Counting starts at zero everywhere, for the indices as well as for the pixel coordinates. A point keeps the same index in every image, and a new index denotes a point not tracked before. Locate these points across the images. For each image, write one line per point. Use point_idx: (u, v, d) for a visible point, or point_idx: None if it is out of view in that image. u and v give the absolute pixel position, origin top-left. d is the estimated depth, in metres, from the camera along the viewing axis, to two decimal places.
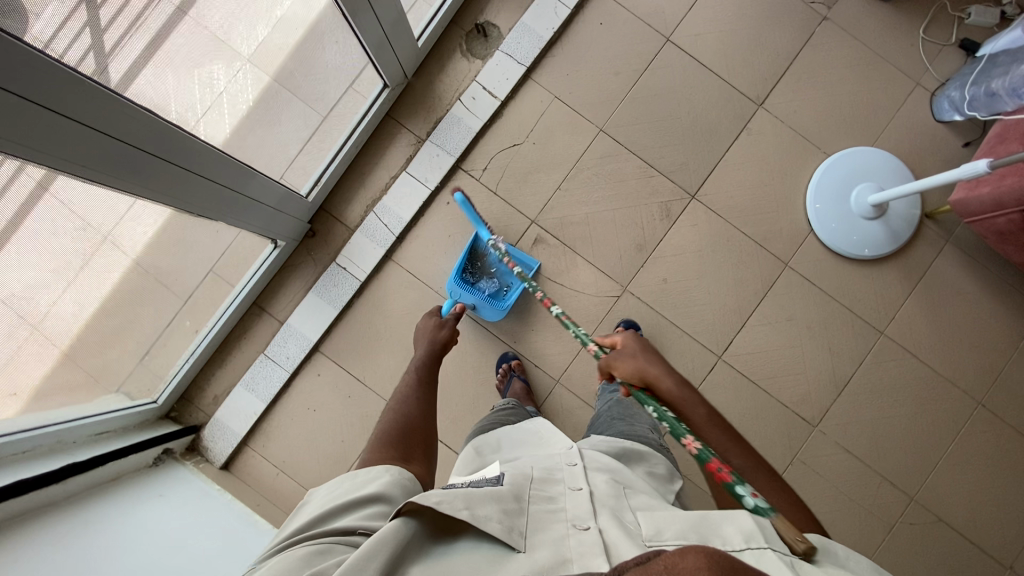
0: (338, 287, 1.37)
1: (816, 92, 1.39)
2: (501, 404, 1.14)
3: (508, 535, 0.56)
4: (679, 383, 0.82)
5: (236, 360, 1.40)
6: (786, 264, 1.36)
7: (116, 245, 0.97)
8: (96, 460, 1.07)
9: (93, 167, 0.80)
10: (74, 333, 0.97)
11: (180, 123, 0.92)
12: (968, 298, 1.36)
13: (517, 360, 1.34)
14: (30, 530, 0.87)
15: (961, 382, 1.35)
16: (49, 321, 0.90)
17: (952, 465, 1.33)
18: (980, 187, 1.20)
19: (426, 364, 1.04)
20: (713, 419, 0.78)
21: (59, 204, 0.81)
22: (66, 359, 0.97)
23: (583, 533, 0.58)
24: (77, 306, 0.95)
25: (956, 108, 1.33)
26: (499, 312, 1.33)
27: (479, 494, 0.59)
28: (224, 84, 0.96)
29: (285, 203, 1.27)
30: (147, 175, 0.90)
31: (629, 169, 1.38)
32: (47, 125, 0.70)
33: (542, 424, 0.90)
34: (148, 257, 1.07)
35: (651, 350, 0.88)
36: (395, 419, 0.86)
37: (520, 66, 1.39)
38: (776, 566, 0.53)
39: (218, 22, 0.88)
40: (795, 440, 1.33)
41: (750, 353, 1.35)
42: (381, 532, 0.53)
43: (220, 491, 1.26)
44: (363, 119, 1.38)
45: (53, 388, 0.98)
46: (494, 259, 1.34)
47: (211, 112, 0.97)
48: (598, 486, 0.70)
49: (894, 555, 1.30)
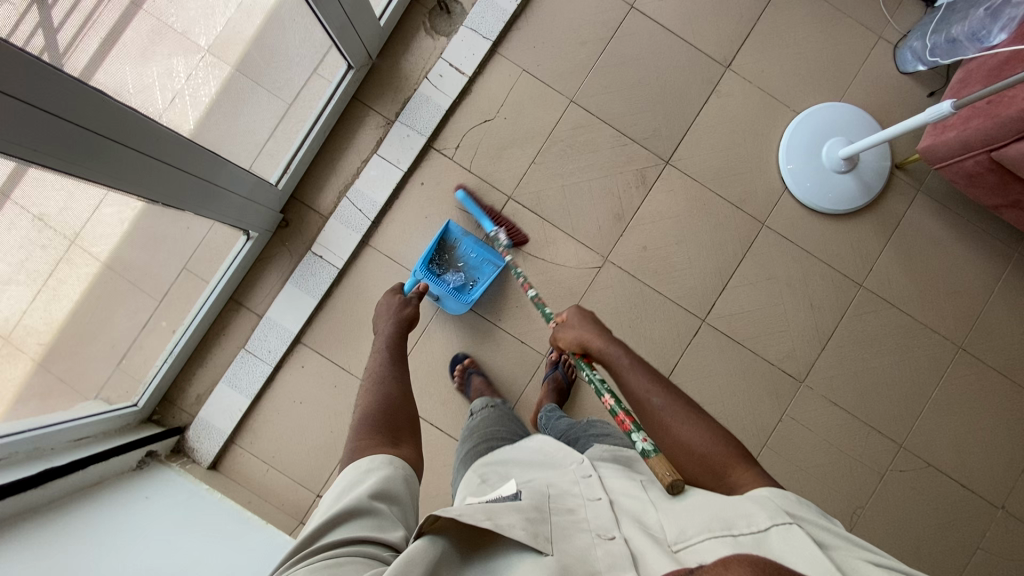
0: (316, 277, 1.35)
1: (781, 51, 1.40)
2: (477, 405, 1.13)
3: (535, 540, 0.56)
4: (608, 342, 0.87)
5: (217, 357, 1.37)
6: (763, 224, 1.37)
7: (84, 249, 0.93)
8: (76, 465, 1.04)
9: (58, 157, 0.77)
10: (48, 338, 0.93)
11: (141, 107, 0.88)
12: (944, 246, 1.38)
13: (469, 358, 1.33)
14: (12, 540, 0.84)
15: (942, 329, 1.37)
16: (21, 331, 0.86)
17: (939, 410, 1.35)
18: (946, 131, 1.21)
19: (395, 341, 1.02)
20: (637, 365, 0.83)
21: (24, 211, 0.77)
22: (41, 367, 0.94)
23: (609, 543, 0.59)
24: (48, 311, 0.91)
25: (918, 58, 1.35)
26: (462, 306, 1.31)
27: (501, 507, 0.60)
28: (184, 74, 0.93)
29: (256, 192, 1.24)
30: (112, 166, 0.87)
31: (602, 139, 1.37)
32: (6, 114, 0.67)
33: (541, 439, 0.82)
34: (119, 256, 1.03)
35: (586, 311, 0.94)
36: (384, 394, 0.86)
37: (485, 40, 1.37)
38: (803, 543, 0.56)
39: (175, 12, 0.85)
40: (782, 397, 1.34)
41: (733, 314, 1.35)
42: (410, 553, 0.52)
43: (209, 491, 1.23)
44: (328, 103, 1.35)
45: (29, 397, 0.95)
46: (463, 251, 1.34)
47: (175, 106, 0.95)
48: (618, 492, 0.69)
49: (887, 503, 1.32)
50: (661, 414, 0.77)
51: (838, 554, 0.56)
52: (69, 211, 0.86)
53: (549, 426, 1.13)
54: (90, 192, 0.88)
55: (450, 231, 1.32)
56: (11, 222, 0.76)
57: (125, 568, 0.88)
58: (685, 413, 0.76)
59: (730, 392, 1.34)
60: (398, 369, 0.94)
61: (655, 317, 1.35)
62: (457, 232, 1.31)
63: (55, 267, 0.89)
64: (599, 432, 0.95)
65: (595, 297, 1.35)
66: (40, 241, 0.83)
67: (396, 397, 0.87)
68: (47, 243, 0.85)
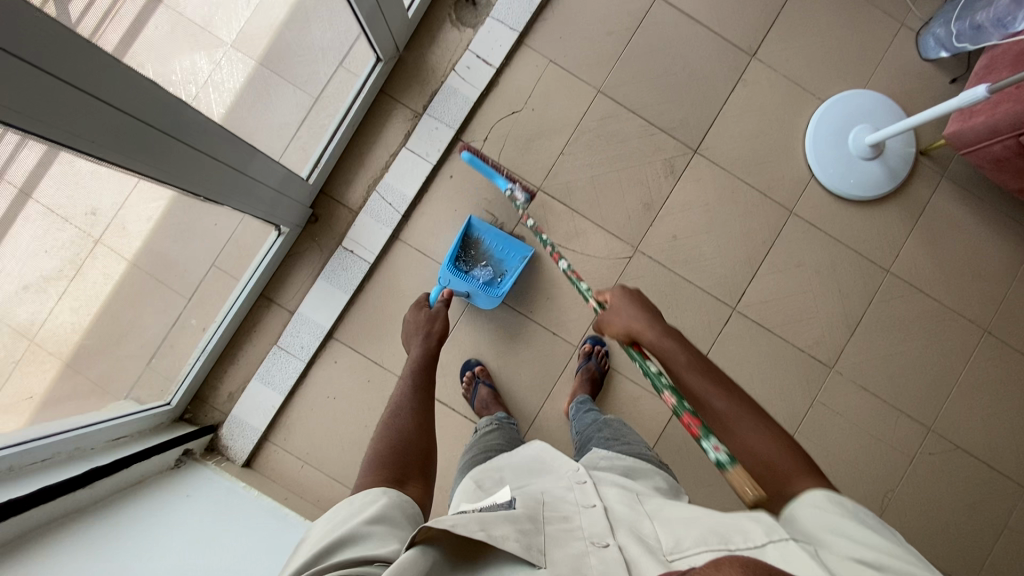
0: (347, 271, 1.34)
1: (807, 39, 1.40)
2: (481, 422, 1.14)
3: (528, 552, 0.57)
4: (659, 333, 0.82)
5: (249, 354, 1.36)
6: (791, 212, 1.38)
7: (108, 247, 0.90)
8: (117, 464, 1.03)
9: (114, 151, 0.79)
10: (73, 341, 0.90)
11: (180, 93, 0.86)
12: (968, 230, 1.39)
13: (480, 365, 1.33)
14: (51, 543, 0.82)
15: (967, 313, 1.38)
16: (43, 332, 0.83)
17: (966, 393, 1.37)
18: (974, 117, 1.22)
19: (424, 358, 1.04)
20: (694, 364, 0.78)
21: (46, 210, 0.74)
22: (66, 369, 0.91)
23: (603, 550, 0.59)
24: (75, 313, 0.88)
25: (942, 45, 1.36)
26: (493, 300, 1.29)
27: (494, 516, 0.60)
28: (208, 70, 0.89)
29: (287, 185, 1.23)
30: (160, 152, 0.87)
31: (630, 129, 1.37)
32: (48, 99, 0.65)
33: (542, 448, 0.88)
34: (144, 255, 1.00)
35: (633, 299, 0.89)
36: (398, 427, 0.83)
37: (512, 31, 1.37)
38: (797, 556, 0.53)
39: (200, 9, 0.82)
40: (813, 382, 1.36)
41: (763, 302, 1.36)
42: (402, 561, 0.52)
43: (246, 488, 1.22)
44: (357, 97, 1.34)
45: (57, 399, 0.92)
46: (488, 245, 1.33)
47: (202, 97, 0.92)
48: (611, 501, 0.71)
49: (916, 485, 1.34)
50: (724, 418, 0.73)
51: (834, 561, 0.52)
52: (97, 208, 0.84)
53: (578, 420, 1.15)
54: (120, 185, 0.86)
55: (473, 227, 1.31)
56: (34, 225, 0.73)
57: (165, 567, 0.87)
58: (751, 418, 0.71)
59: (762, 378, 1.35)
60: (418, 399, 0.92)
61: (686, 306, 1.36)
62: (481, 227, 1.31)
63: (83, 266, 0.86)
64: (608, 435, 1.01)
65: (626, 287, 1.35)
66: (65, 239, 0.80)
67: (411, 429, 0.83)
68: (75, 241, 0.82)
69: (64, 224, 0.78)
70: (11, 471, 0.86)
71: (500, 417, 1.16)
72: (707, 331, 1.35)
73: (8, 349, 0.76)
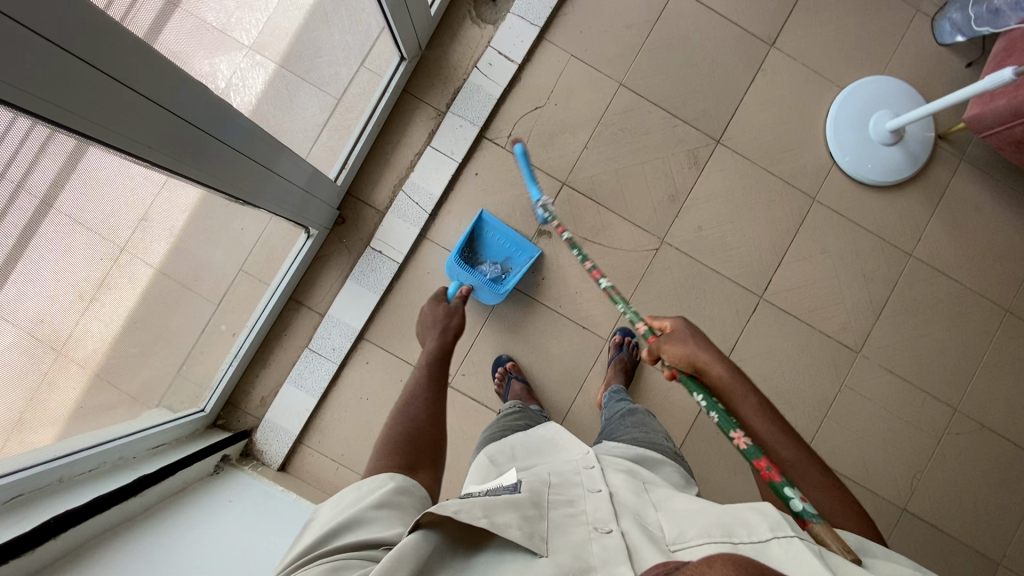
0: (376, 272, 1.35)
1: (826, 28, 1.42)
2: (505, 408, 1.12)
3: (530, 540, 0.55)
4: (731, 371, 0.78)
5: (281, 358, 1.36)
6: (814, 199, 1.39)
7: (135, 257, 0.86)
8: (161, 472, 1.03)
9: (165, 155, 0.77)
10: (102, 353, 0.86)
11: (211, 83, 0.81)
12: (987, 212, 1.41)
13: (511, 362, 1.33)
14: (106, 554, 0.81)
15: (989, 294, 1.40)
16: (73, 344, 0.79)
17: (990, 373, 1.39)
18: (995, 100, 1.24)
19: (436, 353, 1.03)
20: (766, 410, 0.75)
21: (67, 221, 0.70)
22: (95, 380, 0.88)
23: (606, 537, 0.58)
24: (103, 324, 0.84)
25: (958, 29, 1.37)
26: (497, 296, 1.28)
27: (497, 502, 0.58)
28: (228, 74, 0.84)
29: (315, 184, 1.21)
30: (210, 165, 0.88)
31: (652, 121, 1.38)
32: (102, 103, 0.63)
33: (555, 429, 0.89)
34: (170, 263, 0.96)
35: (694, 330, 0.83)
36: (412, 415, 0.83)
37: (533, 27, 1.37)
38: (803, 555, 0.53)
39: (215, 13, 0.75)
40: (840, 367, 1.37)
41: (790, 289, 1.37)
42: (401, 548, 0.51)
43: (284, 491, 1.21)
44: (382, 97, 1.34)
45: (90, 410, 0.89)
46: (495, 243, 1.34)
47: (231, 91, 0.86)
48: (617, 487, 0.70)
49: (944, 465, 1.36)
50: (791, 470, 0.73)
51: (840, 564, 0.54)
52: (118, 215, 0.79)
53: (609, 408, 1.15)
54: (144, 188, 0.81)
55: (484, 222, 1.32)
56: (60, 235, 0.70)
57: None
58: (817, 472, 0.72)
59: (791, 365, 1.36)
60: (433, 391, 0.91)
61: (713, 295, 1.36)
62: (491, 223, 1.32)
63: (105, 279, 0.81)
64: (629, 425, 1.01)
65: (654, 279, 1.36)
66: (90, 248, 0.76)
67: (424, 420, 0.83)
68: (94, 254, 0.77)
69: (87, 234, 0.74)
70: (61, 483, 0.86)
71: (533, 408, 1.14)
72: (735, 320, 1.36)
73: (38, 362, 0.72)
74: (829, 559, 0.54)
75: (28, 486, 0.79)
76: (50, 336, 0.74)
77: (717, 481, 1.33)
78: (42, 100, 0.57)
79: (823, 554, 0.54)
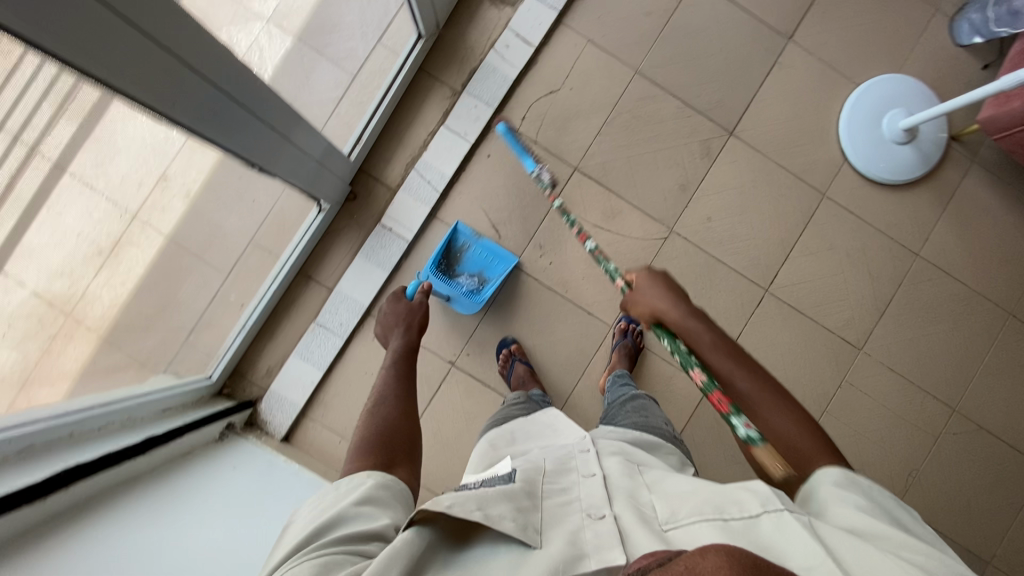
0: (386, 249, 1.36)
1: (844, 24, 1.41)
2: (510, 396, 1.14)
3: (524, 533, 0.56)
4: (686, 313, 0.82)
5: (288, 330, 1.38)
6: (824, 195, 1.39)
7: (149, 225, 0.87)
8: (169, 435, 1.04)
9: (189, 116, 0.78)
10: (111, 317, 0.87)
11: (233, 48, 0.81)
12: (996, 214, 1.41)
13: (516, 344, 1.34)
14: (117, 508, 0.83)
15: (993, 296, 1.41)
16: (83, 306, 0.80)
17: (990, 374, 1.40)
18: (1010, 102, 1.24)
19: (404, 357, 0.96)
20: (720, 344, 0.79)
21: (82, 183, 0.71)
22: (105, 341, 0.89)
23: (598, 523, 0.58)
24: (114, 287, 0.85)
25: (975, 31, 1.36)
26: (473, 306, 1.32)
27: (492, 493, 0.59)
28: (247, 43, 0.85)
29: (328, 157, 1.21)
30: (233, 131, 0.89)
31: (667, 110, 1.38)
32: (131, 60, 0.64)
33: (555, 415, 0.89)
34: (183, 230, 0.97)
35: (661, 280, 0.88)
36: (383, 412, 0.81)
37: (552, 11, 1.38)
38: (794, 530, 0.53)
39: None
40: (842, 363, 1.38)
41: (796, 284, 1.38)
42: (395, 546, 0.52)
43: (287, 461, 1.22)
44: (398, 74, 1.35)
45: (95, 368, 0.90)
46: (471, 252, 1.34)
47: (251, 54, 0.86)
48: (611, 470, 0.70)
49: (939, 463, 1.37)
50: (744, 400, 0.75)
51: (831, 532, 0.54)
52: (132, 181, 0.79)
53: (611, 392, 1.15)
54: (161, 153, 0.82)
55: (461, 232, 1.32)
56: (73, 196, 0.70)
57: (218, 545, 0.85)
58: (773, 400, 0.73)
59: (794, 360, 1.37)
60: (402, 389, 0.88)
61: (719, 286, 1.37)
62: (468, 235, 1.32)
63: (117, 244, 0.82)
64: (631, 408, 1.01)
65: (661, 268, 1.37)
66: (103, 212, 0.76)
67: (398, 420, 0.80)
68: (106, 217, 0.77)
69: (101, 198, 0.75)
70: (72, 439, 0.86)
71: (535, 394, 1.15)
72: (740, 312, 1.37)
73: (48, 322, 0.73)
74: (819, 530, 0.54)
75: (43, 438, 0.80)
76: (60, 295, 0.74)
77: (715, 469, 1.34)
78: (73, 52, 0.57)
79: (811, 524, 0.55)
